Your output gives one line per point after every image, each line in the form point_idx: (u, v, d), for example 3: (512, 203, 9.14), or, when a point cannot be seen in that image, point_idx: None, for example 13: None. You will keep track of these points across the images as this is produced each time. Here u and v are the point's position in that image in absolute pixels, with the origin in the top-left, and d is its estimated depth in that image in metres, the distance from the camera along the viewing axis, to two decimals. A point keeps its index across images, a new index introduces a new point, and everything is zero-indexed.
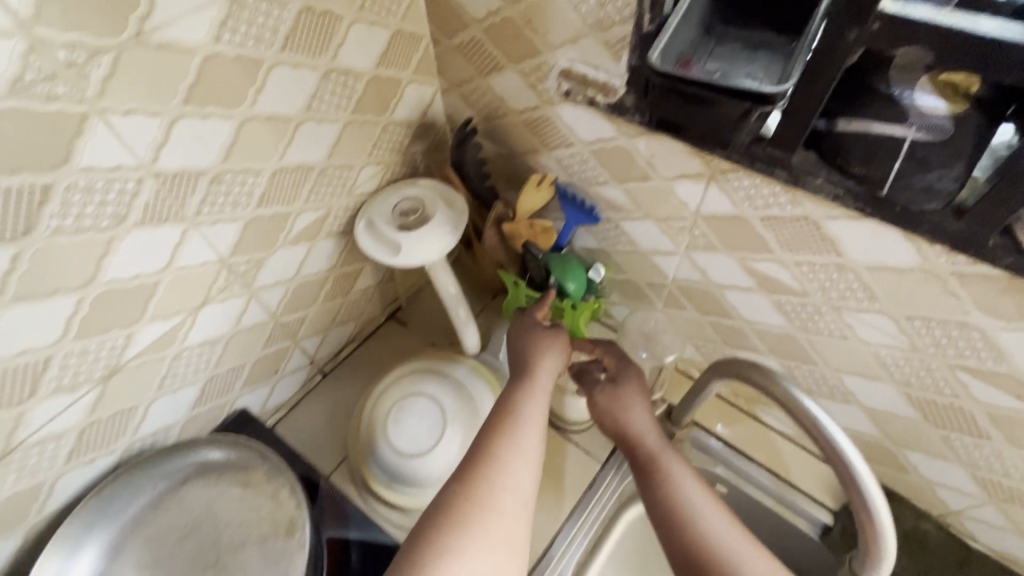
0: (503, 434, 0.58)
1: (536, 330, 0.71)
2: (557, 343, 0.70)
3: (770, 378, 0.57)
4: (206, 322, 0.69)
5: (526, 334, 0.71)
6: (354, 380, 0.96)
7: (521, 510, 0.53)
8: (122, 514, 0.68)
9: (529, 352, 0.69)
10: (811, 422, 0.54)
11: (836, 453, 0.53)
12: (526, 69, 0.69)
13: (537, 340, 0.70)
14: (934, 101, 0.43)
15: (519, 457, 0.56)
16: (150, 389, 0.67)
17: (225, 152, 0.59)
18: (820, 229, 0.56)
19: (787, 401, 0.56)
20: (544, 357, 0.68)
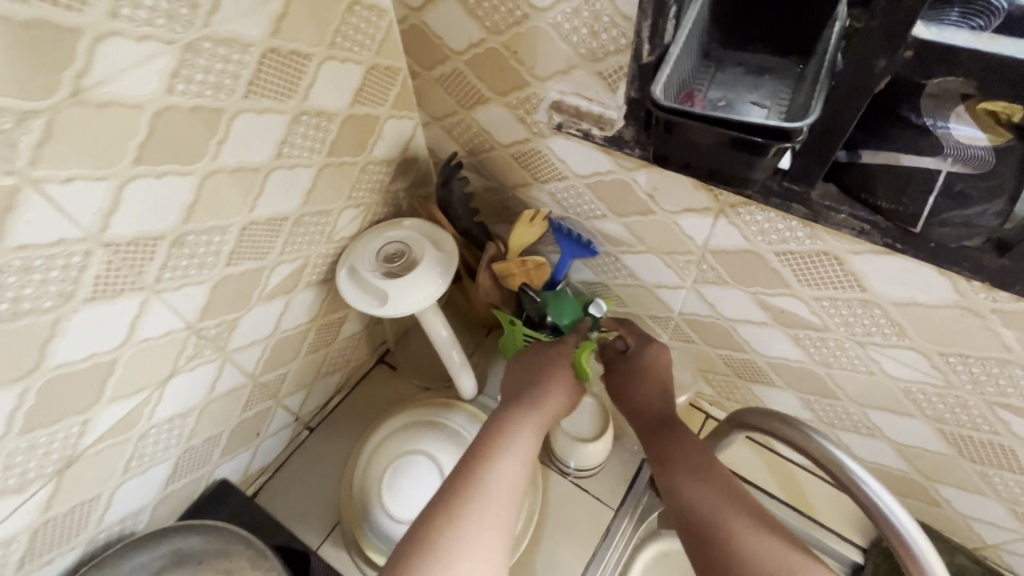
0: (480, 468, 0.54)
1: (550, 353, 0.69)
2: (570, 374, 0.68)
3: (810, 440, 0.51)
4: (176, 395, 0.62)
5: (534, 359, 0.69)
6: (344, 433, 0.89)
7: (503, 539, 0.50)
8: None
9: (540, 374, 0.67)
10: (853, 485, 0.48)
11: (891, 526, 0.47)
12: (513, 102, 0.64)
13: (548, 367, 0.67)
14: (971, 132, 0.38)
15: (494, 492, 0.53)
16: (115, 474, 0.60)
17: (187, 211, 0.53)
18: (842, 265, 0.52)
19: (822, 457, 0.50)
20: (548, 378, 0.66)
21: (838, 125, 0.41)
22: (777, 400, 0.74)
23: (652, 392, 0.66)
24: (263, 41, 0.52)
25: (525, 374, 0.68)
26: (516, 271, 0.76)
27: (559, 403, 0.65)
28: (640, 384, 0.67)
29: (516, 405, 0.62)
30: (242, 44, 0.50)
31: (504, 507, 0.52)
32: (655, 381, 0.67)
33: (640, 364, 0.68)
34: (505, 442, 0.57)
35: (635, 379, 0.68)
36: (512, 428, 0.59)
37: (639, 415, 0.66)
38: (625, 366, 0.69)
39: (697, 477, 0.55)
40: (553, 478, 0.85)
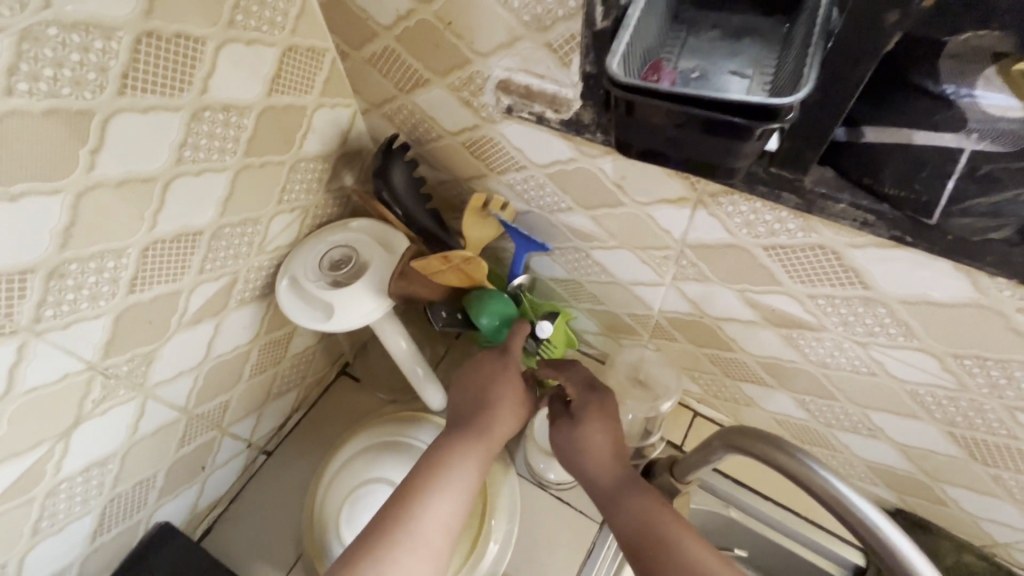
0: (413, 502, 0.50)
1: (501, 364, 0.62)
2: (518, 389, 0.61)
3: (801, 467, 0.45)
4: (87, 443, 0.54)
5: (481, 375, 0.62)
6: (304, 456, 0.82)
7: (437, 543, 0.50)
8: None
9: (486, 391, 0.60)
10: (836, 500, 0.43)
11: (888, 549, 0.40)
12: (456, 83, 0.55)
13: (498, 383, 0.61)
14: (1004, 101, 0.31)
15: (424, 530, 0.49)
16: (22, 538, 0.53)
17: (62, 238, 0.44)
18: (840, 260, 0.44)
19: (797, 471, 0.45)
20: (495, 398, 0.60)
21: (838, 99, 0.33)
22: (769, 400, 0.68)
23: (602, 449, 0.57)
24: (134, 24, 0.42)
25: (471, 391, 0.61)
26: (444, 268, 0.65)
27: (508, 422, 0.59)
28: (585, 444, 0.57)
29: (457, 431, 0.57)
30: (104, 28, 0.41)
31: (434, 545, 0.49)
32: (603, 438, 0.57)
33: (585, 420, 0.59)
34: (441, 474, 0.53)
35: (580, 442, 0.58)
36: (450, 456, 0.54)
37: (587, 477, 0.57)
38: (569, 429, 0.59)
39: (653, 535, 0.49)
40: (531, 492, 0.78)
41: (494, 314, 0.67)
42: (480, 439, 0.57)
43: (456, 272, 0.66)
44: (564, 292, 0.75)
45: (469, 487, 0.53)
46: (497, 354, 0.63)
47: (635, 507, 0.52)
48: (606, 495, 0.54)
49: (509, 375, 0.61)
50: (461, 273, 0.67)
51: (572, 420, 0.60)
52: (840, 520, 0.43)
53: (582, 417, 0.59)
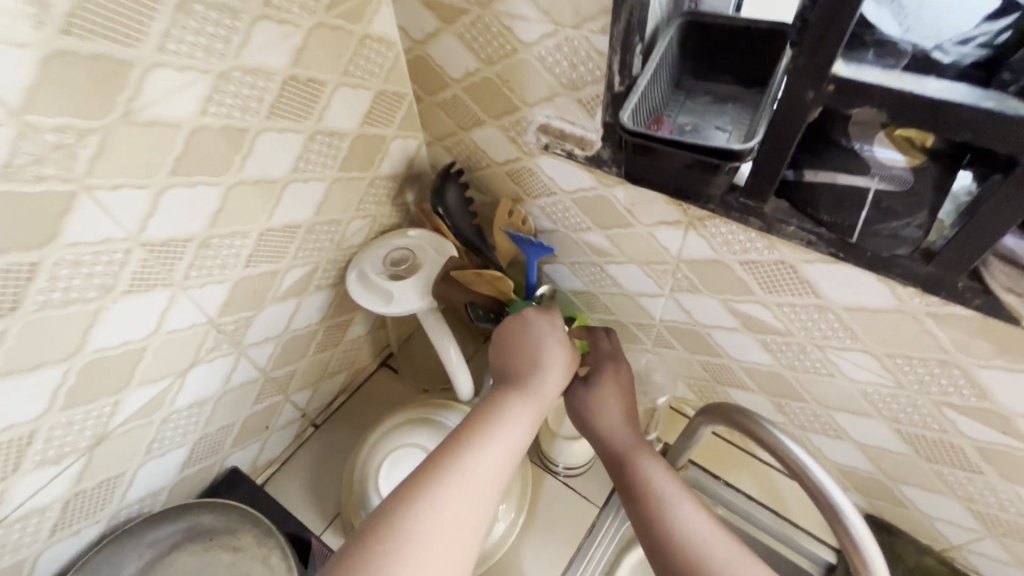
0: (475, 438, 0.52)
1: (549, 332, 0.68)
2: (564, 354, 0.67)
3: (785, 449, 0.55)
4: (195, 382, 0.69)
5: (523, 337, 0.67)
6: (347, 430, 0.94)
7: (492, 482, 0.50)
8: None
9: (531, 353, 0.65)
10: (775, 444, 0.56)
11: (812, 482, 0.53)
12: (505, 124, 0.71)
13: (543, 348, 0.66)
14: (892, 154, 0.45)
15: (479, 471, 0.50)
16: (138, 455, 0.66)
17: (213, 218, 0.60)
18: (797, 272, 0.57)
19: (749, 425, 0.58)
20: (542, 360, 0.65)
21: (782, 149, 0.47)
22: (751, 403, 0.78)
23: (614, 414, 0.67)
24: (284, 71, 0.60)
25: (517, 356, 0.66)
26: (479, 281, 0.78)
27: (554, 387, 0.63)
28: (598, 406, 0.68)
29: (508, 388, 0.61)
30: (266, 73, 0.58)
31: (489, 482, 0.50)
32: (615, 402, 0.68)
33: (597, 387, 0.69)
34: (496, 423, 0.55)
35: (595, 405, 0.68)
36: (503, 407, 0.57)
37: (598, 439, 0.66)
38: (585, 391, 0.70)
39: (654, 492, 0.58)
40: (541, 476, 0.89)
41: None
42: (530, 398, 0.60)
43: (488, 285, 0.79)
44: (581, 302, 0.88)
45: (522, 439, 0.56)
46: (541, 321, 0.69)
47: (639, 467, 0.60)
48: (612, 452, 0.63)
49: (558, 339, 0.68)
50: (493, 286, 0.79)
51: (587, 386, 0.70)
52: (778, 461, 0.56)
53: (595, 384, 0.70)
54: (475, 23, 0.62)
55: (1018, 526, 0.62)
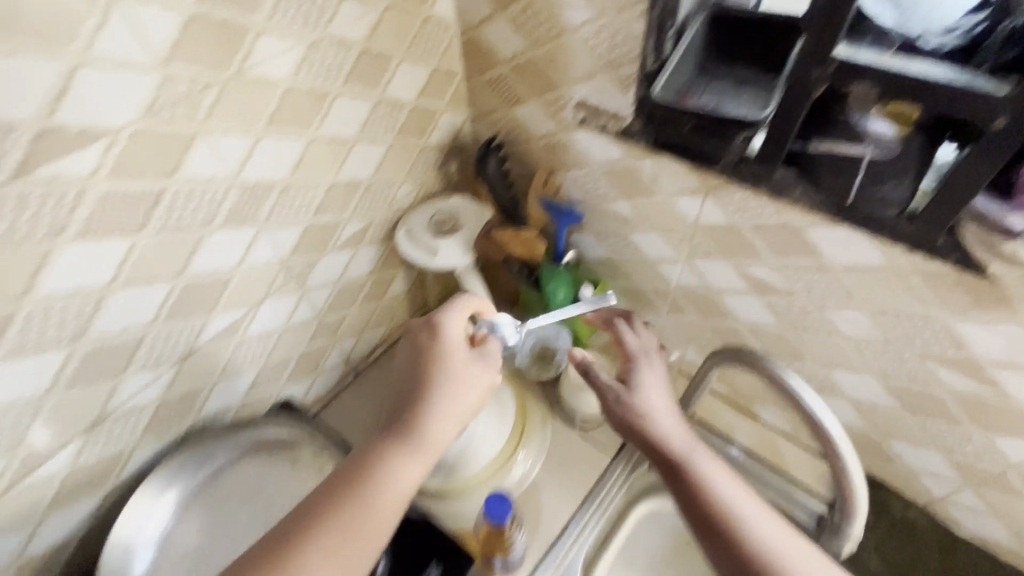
0: (346, 506, 0.52)
1: (459, 358, 0.62)
2: (470, 380, 0.61)
3: (758, 361, 0.59)
4: (264, 315, 0.78)
5: (420, 350, 0.63)
6: (385, 378, 1.04)
7: (377, 534, 0.52)
8: (192, 476, 0.71)
9: (417, 377, 0.61)
10: (760, 364, 0.59)
11: (791, 395, 0.56)
12: (546, 101, 0.80)
13: (437, 364, 0.61)
14: (883, 126, 0.53)
15: (360, 528, 0.51)
16: (216, 373, 0.76)
17: (294, 168, 0.70)
18: (801, 235, 0.65)
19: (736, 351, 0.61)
20: (445, 403, 0.59)
21: (790, 120, 0.55)
22: None
23: (661, 417, 0.65)
24: (361, 44, 0.69)
25: (419, 383, 0.60)
26: (513, 241, 0.89)
27: (450, 427, 0.60)
28: (645, 410, 0.65)
29: (392, 424, 0.59)
30: (347, 44, 0.67)
31: (373, 537, 0.51)
32: (661, 401, 0.66)
33: (640, 389, 0.67)
34: (370, 475, 0.54)
35: (642, 410, 0.65)
36: (385, 453, 0.56)
37: (645, 443, 0.64)
38: (628, 396, 0.66)
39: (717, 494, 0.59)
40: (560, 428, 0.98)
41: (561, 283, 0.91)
42: (410, 446, 0.57)
43: (521, 245, 0.90)
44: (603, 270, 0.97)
45: (411, 484, 0.55)
46: (446, 340, 0.63)
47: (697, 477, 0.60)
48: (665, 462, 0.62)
49: (455, 350, 0.62)
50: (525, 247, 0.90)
51: (629, 391, 0.67)
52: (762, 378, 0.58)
53: (637, 387, 0.67)
54: (526, 9, 0.71)
55: (992, 474, 0.69)
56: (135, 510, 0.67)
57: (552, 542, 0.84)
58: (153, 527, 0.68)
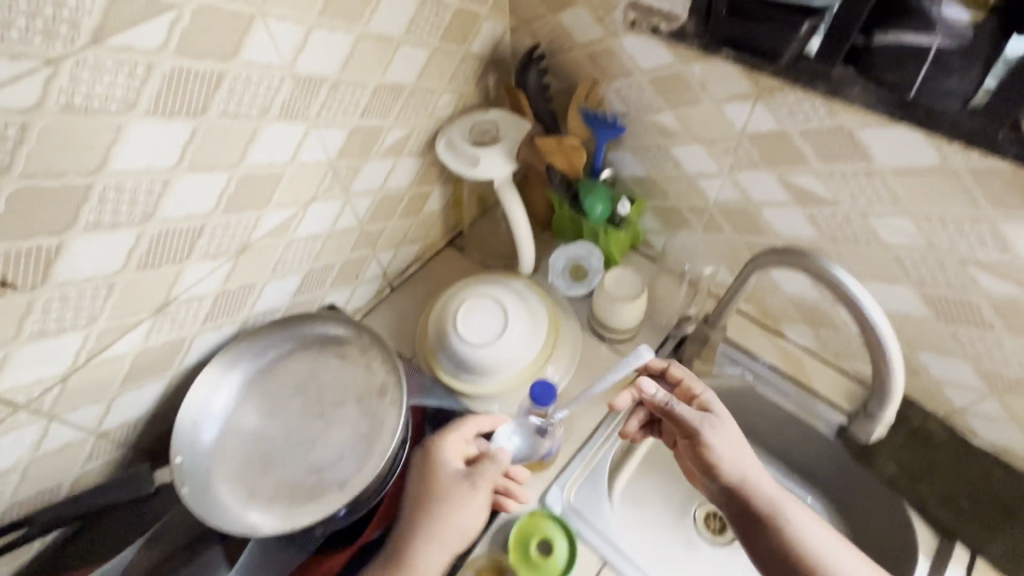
0: None
1: (452, 482, 0.68)
2: (460, 508, 0.67)
3: (807, 258, 0.59)
4: (312, 218, 0.80)
5: (412, 519, 0.67)
6: (419, 293, 1.07)
7: None
8: (251, 364, 0.76)
9: (413, 528, 0.66)
10: (812, 264, 0.58)
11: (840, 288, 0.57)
12: (595, 4, 0.78)
13: (426, 531, 0.66)
14: (957, 13, 0.53)
15: None
16: (268, 271, 0.79)
17: (344, 63, 0.70)
18: (853, 137, 0.65)
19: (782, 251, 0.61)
20: (439, 521, 0.66)
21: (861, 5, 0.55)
22: (790, 281, 0.88)
23: (741, 452, 0.73)
24: None
25: (424, 495, 0.68)
26: (555, 152, 0.88)
27: (440, 548, 0.66)
28: (728, 443, 0.73)
29: (388, 560, 0.66)
30: None
31: None
32: (736, 435, 0.74)
33: (723, 425, 0.74)
34: None
35: (726, 443, 0.73)
36: None
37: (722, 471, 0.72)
38: (716, 429, 0.73)
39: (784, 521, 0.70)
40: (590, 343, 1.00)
41: (598, 198, 0.92)
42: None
43: (562, 157, 0.89)
44: (638, 189, 0.97)
45: None
46: (441, 468, 0.69)
47: (781, 514, 0.70)
48: (747, 497, 0.71)
49: (447, 511, 0.67)
50: (566, 159, 0.89)
51: (717, 424, 0.73)
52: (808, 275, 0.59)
53: (720, 423, 0.74)
54: None
55: (1018, 380, 0.71)
56: (202, 389, 0.71)
57: (582, 443, 0.86)
58: (219, 405, 0.73)
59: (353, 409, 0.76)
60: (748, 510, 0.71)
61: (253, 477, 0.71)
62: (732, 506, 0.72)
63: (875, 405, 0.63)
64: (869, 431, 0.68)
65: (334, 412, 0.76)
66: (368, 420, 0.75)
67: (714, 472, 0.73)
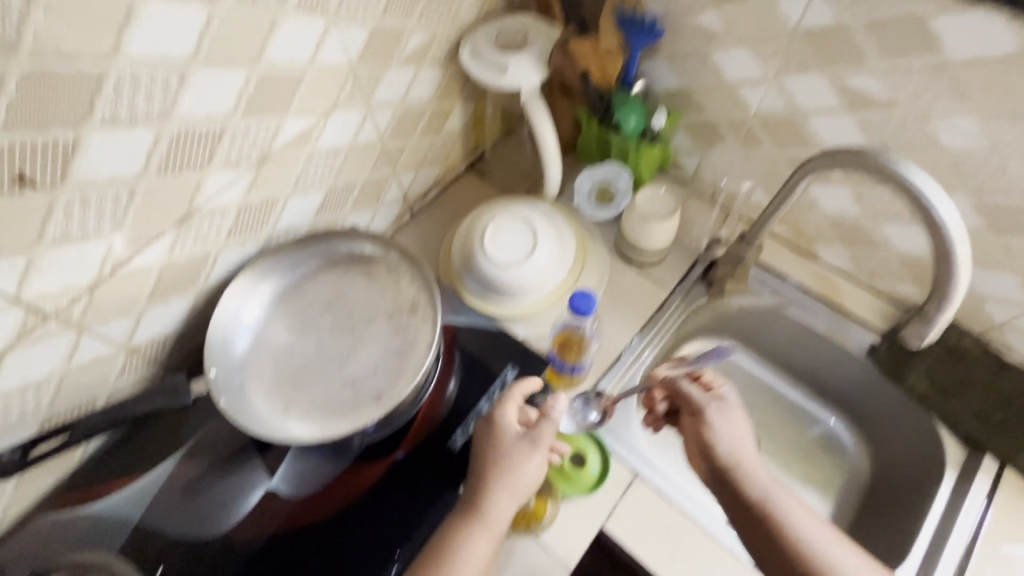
0: None
1: (512, 438, 0.66)
2: (522, 458, 0.65)
3: (865, 154, 0.57)
4: (332, 129, 0.76)
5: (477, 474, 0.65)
6: (440, 219, 1.03)
7: None
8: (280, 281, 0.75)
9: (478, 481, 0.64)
10: (870, 159, 0.57)
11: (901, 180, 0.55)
12: None
13: (490, 481, 0.64)
14: None
15: None
16: (289, 185, 0.75)
17: None
18: (927, 25, 0.61)
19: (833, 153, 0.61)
20: (507, 475, 0.64)
21: None
22: (831, 198, 0.85)
23: (747, 443, 0.69)
24: None
25: (485, 454, 0.66)
26: (589, 56, 0.85)
27: (508, 499, 0.63)
28: (732, 429, 0.70)
29: (459, 514, 0.63)
30: None
31: None
32: (744, 427, 0.71)
33: (729, 412, 0.71)
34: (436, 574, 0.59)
35: (729, 428, 0.70)
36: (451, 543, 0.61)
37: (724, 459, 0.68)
38: (719, 413, 0.71)
39: (792, 521, 0.62)
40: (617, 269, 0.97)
41: (633, 111, 0.88)
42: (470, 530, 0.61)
43: (596, 62, 0.86)
44: (670, 104, 0.92)
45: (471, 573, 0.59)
46: (500, 426, 0.67)
47: (780, 511, 0.63)
48: (743, 482, 0.66)
49: (510, 461, 0.64)
50: (600, 65, 0.86)
51: (721, 408, 0.71)
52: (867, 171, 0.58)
53: (727, 409, 0.71)
54: None
55: None
56: (233, 300, 0.71)
57: (613, 362, 0.85)
58: (251, 317, 0.73)
59: (384, 326, 0.75)
60: (741, 493, 0.65)
61: (288, 392, 0.70)
62: (725, 487, 0.67)
63: (932, 304, 0.60)
64: (921, 339, 0.65)
65: (364, 329, 0.75)
66: (400, 336, 0.74)
67: (712, 452, 0.69)
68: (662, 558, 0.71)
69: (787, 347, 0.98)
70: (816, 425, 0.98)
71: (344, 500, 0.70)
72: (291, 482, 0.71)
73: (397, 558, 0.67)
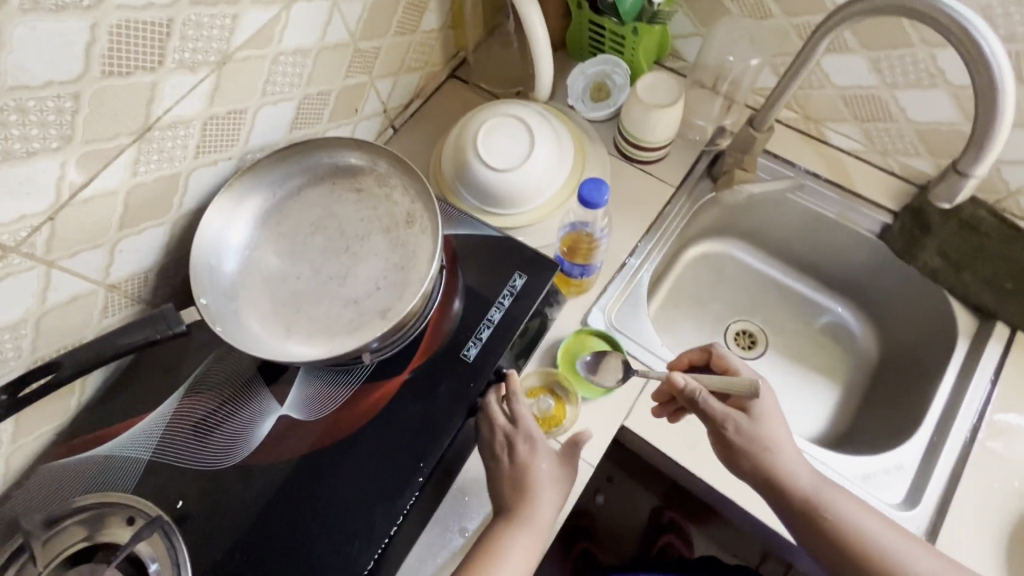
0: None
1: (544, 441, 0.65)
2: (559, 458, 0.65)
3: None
4: (296, 24, 0.67)
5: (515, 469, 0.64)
6: (426, 132, 0.96)
7: None
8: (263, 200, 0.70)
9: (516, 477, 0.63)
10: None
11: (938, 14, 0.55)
12: None
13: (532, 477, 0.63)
14: None
15: None
16: (257, 93, 0.67)
17: None
18: None
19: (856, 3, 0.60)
20: (544, 476, 0.63)
21: None
22: (844, 71, 0.80)
23: (788, 454, 0.64)
24: None
25: (513, 451, 0.65)
26: None
27: (551, 498, 0.63)
28: (770, 441, 0.64)
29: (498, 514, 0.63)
30: None
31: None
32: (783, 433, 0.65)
33: (759, 424, 0.64)
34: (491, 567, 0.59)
35: (764, 442, 0.64)
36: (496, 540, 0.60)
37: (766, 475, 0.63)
38: (749, 427, 0.64)
39: (851, 529, 0.61)
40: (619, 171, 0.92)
41: None
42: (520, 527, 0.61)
43: None
44: None
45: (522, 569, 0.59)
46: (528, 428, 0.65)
47: (835, 519, 0.62)
48: (790, 493, 0.63)
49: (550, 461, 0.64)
50: None
51: (745, 424, 0.63)
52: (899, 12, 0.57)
53: (753, 423, 0.64)
54: None
55: None
56: (217, 216, 0.67)
57: (618, 268, 0.82)
58: (238, 237, 0.69)
59: (381, 243, 0.70)
60: (790, 506, 0.63)
61: (287, 315, 0.66)
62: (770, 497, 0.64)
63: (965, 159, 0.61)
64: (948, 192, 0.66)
65: (360, 246, 0.70)
66: (398, 250, 0.69)
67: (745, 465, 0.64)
68: (685, 448, 0.72)
69: (792, 238, 0.96)
70: (824, 313, 0.99)
71: (357, 422, 0.67)
72: (301, 407, 0.68)
73: (423, 469, 0.65)
